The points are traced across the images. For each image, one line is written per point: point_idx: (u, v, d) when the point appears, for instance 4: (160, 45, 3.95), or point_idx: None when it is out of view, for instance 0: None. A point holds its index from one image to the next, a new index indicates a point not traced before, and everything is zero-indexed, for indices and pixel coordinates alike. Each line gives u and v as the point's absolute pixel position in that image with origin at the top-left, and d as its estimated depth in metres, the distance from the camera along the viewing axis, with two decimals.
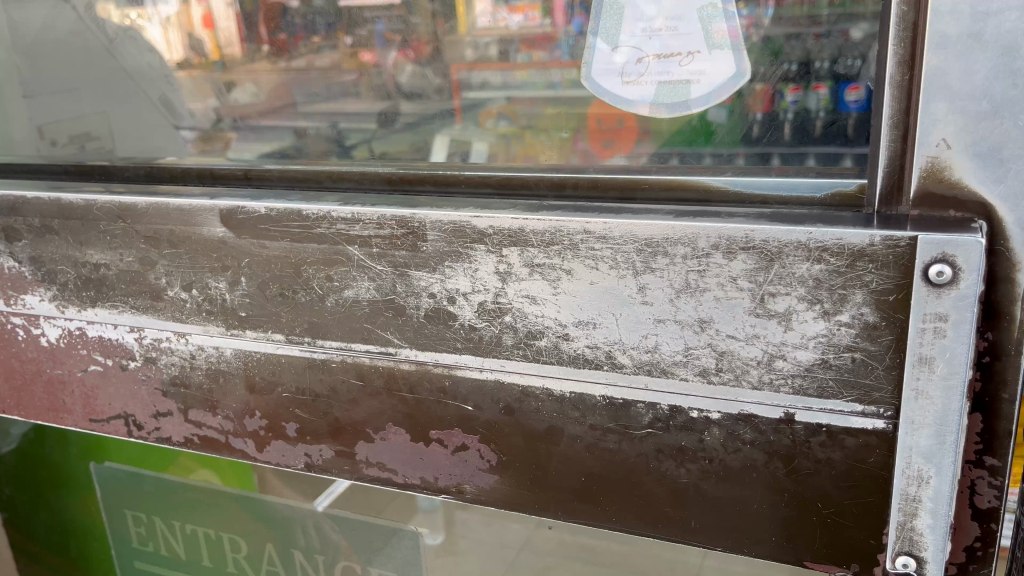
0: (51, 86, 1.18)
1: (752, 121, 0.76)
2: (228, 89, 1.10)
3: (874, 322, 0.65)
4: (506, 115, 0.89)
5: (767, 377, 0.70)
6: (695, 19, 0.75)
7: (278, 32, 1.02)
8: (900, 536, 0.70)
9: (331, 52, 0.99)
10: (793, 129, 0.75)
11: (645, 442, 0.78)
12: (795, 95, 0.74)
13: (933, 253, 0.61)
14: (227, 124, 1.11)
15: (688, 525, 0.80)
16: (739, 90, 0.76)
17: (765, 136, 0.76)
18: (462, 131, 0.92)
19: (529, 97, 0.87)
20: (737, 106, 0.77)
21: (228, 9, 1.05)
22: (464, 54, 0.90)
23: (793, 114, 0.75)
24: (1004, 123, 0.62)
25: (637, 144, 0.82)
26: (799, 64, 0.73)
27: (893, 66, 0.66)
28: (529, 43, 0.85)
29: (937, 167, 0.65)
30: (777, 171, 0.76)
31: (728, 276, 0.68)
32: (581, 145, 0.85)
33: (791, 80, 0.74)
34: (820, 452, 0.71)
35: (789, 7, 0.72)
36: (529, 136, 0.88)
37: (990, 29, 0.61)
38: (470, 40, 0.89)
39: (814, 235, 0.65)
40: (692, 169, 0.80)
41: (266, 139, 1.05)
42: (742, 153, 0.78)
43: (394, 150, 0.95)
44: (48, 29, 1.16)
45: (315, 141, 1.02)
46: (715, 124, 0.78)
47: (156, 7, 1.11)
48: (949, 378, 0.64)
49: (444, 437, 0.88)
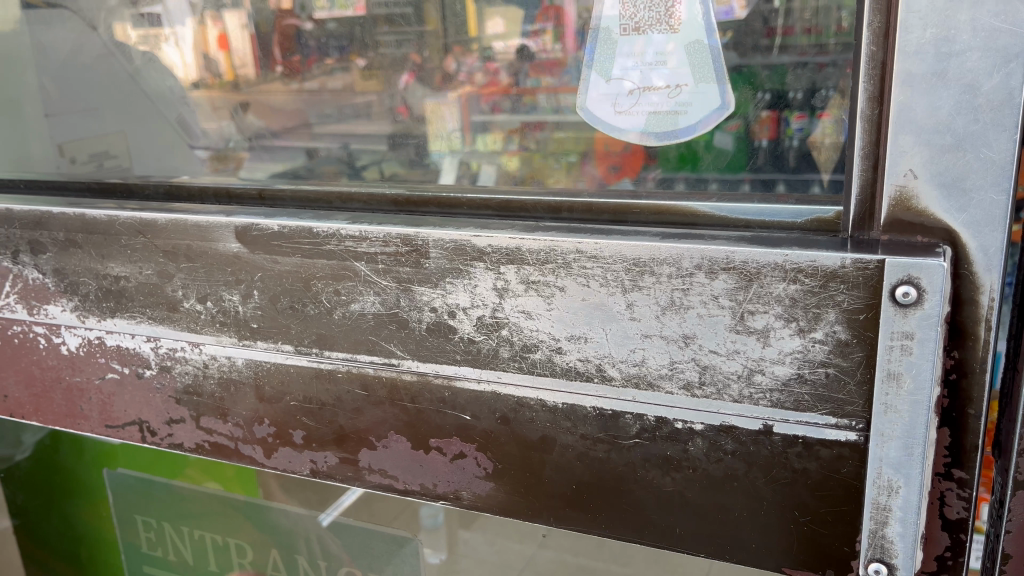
0: (76, 107, 1.25)
1: (758, 147, 0.81)
2: (243, 110, 1.16)
3: (846, 339, 0.69)
4: (514, 138, 0.94)
5: (746, 391, 0.75)
6: (683, 54, 0.82)
7: (292, 54, 1.10)
8: (872, 544, 0.74)
9: (343, 73, 1.06)
10: (797, 158, 0.79)
11: (632, 451, 0.82)
12: (801, 123, 0.78)
13: (900, 275, 0.66)
14: (239, 144, 1.16)
15: (673, 531, 0.84)
16: (745, 118, 0.81)
17: (766, 164, 0.81)
18: (470, 154, 0.98)
19: (538, 122, 0.92)
20: (742, 133, 0.81)
21: (244, 32, 1.12)
22: (473, 78, 0.96)
23: (798, 142, 0.79)
24: (966, 156, 0.66)
25: (638, 172, 0.87)
26: (804, 92, 0.77)
27: (865, 101, 0.70)
28: (540, 69, 0.91)
29: (905, 196, 0.69)
30: (782, 198, 0.80)
31: (710, 295, 0.73)
32: (589, 169, 0.90)
33: (796, 108, 0.78)
34: (796, 462, 0.75)
35: (797, 36, 0.76)
36: (539, 159, 0.93)
37: (953, 67, 0.65)
38: (480, 64, 0.95)
39: (789, 257, 0.69)
40: (702, 195, 0.83)
41: (279, 160, 1.11)
42: (747, 179, 0.82)
43: (408, 173, 1.01)
44: (76, 53, 1.24)
45: (327, 164, 1.07)
46: (724, 150, 0.82)
47: (172, 29, 1.18)
48: (915, 393, 0.68)
49: (443, 445, 0.92)
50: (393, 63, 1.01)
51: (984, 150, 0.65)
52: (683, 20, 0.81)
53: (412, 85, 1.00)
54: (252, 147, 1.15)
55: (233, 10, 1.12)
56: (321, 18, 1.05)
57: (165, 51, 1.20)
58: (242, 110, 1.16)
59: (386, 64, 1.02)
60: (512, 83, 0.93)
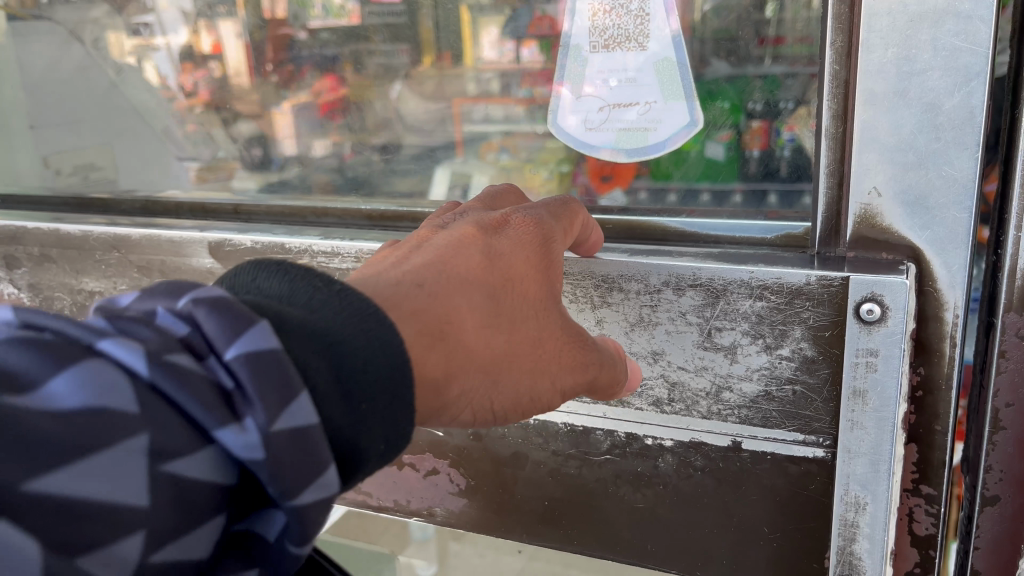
0: (55, 120, 1.25)
1: (749, 156, 0.81)
2: (234, 120, 1.14)
3: (812, 356, 0.69)
4: (507, 148, 0.96)
5: (715, 408, 0.75)
6: (653, 71, 0.82)
7: (286, 62, 1.07)
8: (840, 560, 0.74)
9: (336, 83, 1.05)
10: (789, 168, 0.79)
11: (603, 467, 0.83)
12: (792, 133, 0.77)
13: (864, 292, 0.65)
14: (229, 155, 1.16)
15: (644, 547, 0.84)
16: (738, 129, 0.81)
17: (758, 171, 0.81)
18: (463, 165, 1.01)
19: (528, 132, 0.93)
20: (734, 143, 0.81)
21: (238, 40, 1.08)
22: (465, 89, 0.98)
23: (790, 152, 0.78)
24: (928, 174, 0.67)
25: (631, 182, 0.87)
26: (795, 101, 0.76)
27: (828, 119, 0.71)
28: (531, 79, 0.91)
29: (870, 214, 0.70)
30: (772, 212, 0.81)
31: (678, 311, 0.73)
32: (581, 179, 0.90)
33: (787, 119, 0.77)
34: (765, 478, 0.76)
35: (789, 46, 0.76)
36: (530, 169, 0.94)
37: (914, 86, 0.65)
38: (473, 75, 0.96)
39: (755, 274, 0.69)
40: (691, 210, 0.85)
41: (270, 170, 1.13)
42: (739, 188, 0.83)
43: (396, 184, 1.04)
44: (53, 68, 1.23)
45: (318, 174, 1.10)
46: (715, 160, 0.83)
47: (164, 36, 1.13)
48: (880, 410, 0.68)
49: (416, 461, 0.94)
50: (386, 73, 1.02)
51: (945, 167, 0.66)
52: (652, 37, 0.82)
53: (404, 95, 1.02)
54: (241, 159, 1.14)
55: (228, 18, 1.08)
56: (315, 27, 1.03)
57: (153, 60, 1.16)
58: (232, 120, 1.14)
59: (380, 75, 1.02)
60: (504, 93, 0.94)
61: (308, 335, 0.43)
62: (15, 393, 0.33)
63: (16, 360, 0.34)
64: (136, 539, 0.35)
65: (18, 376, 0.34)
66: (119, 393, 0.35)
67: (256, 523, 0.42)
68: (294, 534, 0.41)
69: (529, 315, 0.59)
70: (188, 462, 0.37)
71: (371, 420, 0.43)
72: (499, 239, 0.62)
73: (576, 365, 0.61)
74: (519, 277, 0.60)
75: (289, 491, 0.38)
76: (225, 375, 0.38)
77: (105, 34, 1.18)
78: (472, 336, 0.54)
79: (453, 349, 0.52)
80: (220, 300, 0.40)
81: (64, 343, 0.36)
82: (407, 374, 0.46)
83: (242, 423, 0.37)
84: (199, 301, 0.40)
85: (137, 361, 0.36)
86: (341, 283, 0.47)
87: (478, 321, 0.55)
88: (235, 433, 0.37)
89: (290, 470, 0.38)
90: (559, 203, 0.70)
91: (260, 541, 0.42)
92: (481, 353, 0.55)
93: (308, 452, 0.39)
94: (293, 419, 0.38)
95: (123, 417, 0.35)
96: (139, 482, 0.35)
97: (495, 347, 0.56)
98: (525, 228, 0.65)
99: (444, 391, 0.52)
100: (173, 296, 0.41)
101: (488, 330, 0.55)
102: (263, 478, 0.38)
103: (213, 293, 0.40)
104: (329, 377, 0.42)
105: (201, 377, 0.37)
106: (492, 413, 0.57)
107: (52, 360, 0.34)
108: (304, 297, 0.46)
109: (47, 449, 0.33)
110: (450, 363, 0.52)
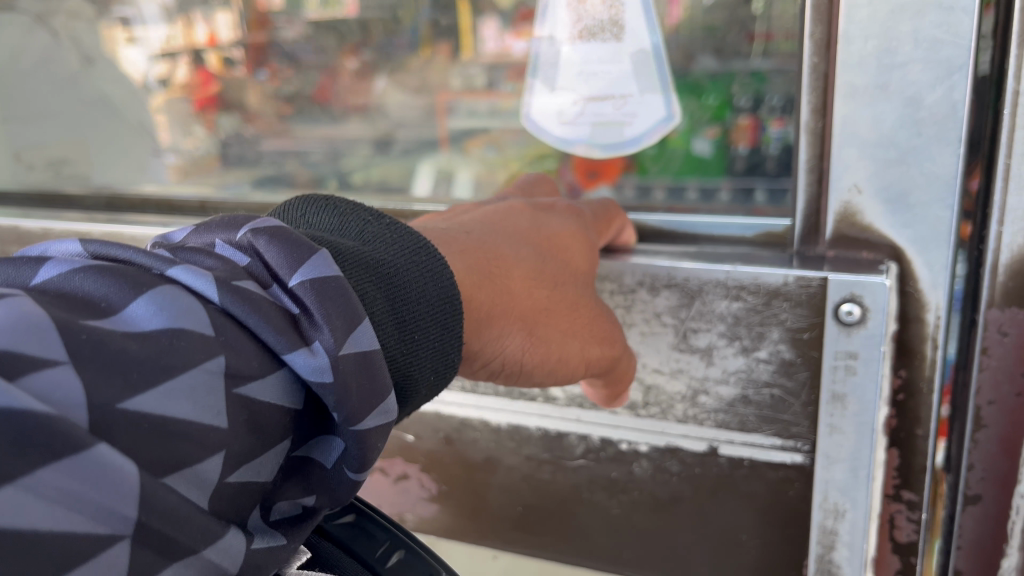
0: (24, 113, 1.20)
1: (737, 154, 0.80)
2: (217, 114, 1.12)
3: (790, 359, 0.67)
4: (493, 145, 0.94)
5: (691, 412, 0.73)
6: (628, 63, 0.80)
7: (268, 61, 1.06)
8: (819, 569, 0.72)
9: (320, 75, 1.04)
10: (776, 164, 0.77)
11: (578, 472, 0.81)
12: (779, 129, 0.76)
13: (843, 292, 0.62)
14: (210, 150, 1.13)
15: (620, 555, 0.82)
16: (724, 125, 0.79)
17: (745, 169, 0.79)
18: (447, 161, 1.00)
19: (514, 128, 0.90)
20: (721, 139, 0.80)
21: (234, 30, 1.05)
22: (451, 83, 0.96)
23: (777, 149, 0.77)
24: (910, 170, 0.64)
25: (618, 178, 0.85)
26: (783, 98, 0.74)
27: (808, 113, 0.68)
28: (516, 74, 0.88)
29: (851, 211, 0.67)
30: (760, 210, 0.77)
31: (653, 312, 0.71)
32: (568, 176, 0.87)
33: (773, 115, 0.75)
34: (743, 485, 0.74)
35: (777, 42, 0.73)
36: (515, 165, 0.92)
37: (895, 80, 0.63)
38: (459, 70, 0.94)
39: (731, 274, 0.67)
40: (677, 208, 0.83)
41: (250, 169, 1.11)
42: (726, 186, 0.81)
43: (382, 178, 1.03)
44: (18, 58, 1.17)
45: (301, 171, 1.08)
46: (702, 157, 0.81)
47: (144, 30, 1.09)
48: (860, 415, 0.65)
49: (387, 466, 0.91)
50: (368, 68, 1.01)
51: (927, 163, 0.64)
52: (627, 28, 0.79)
53: (388, 90, 1.02)
54: (222, 153, 1.12)
55: (223, 9, 1.03)
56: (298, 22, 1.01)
57: (131, 53, 1.10)
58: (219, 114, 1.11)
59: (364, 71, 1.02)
60: (489, 87, 0.91)
61: (366, 263, 0.47)
62: (94, 315, 0.35)
63: (93, 288, 0.36)
64: (217, 459, 0.36)
65: (97, 301, 0.36)
66: (197, 316, 0.37)
67: (313, 451, 0.43)
68: (352, 461, 0.42)
69: (570, 280, 0.64)
70: (262, 384, 0.39)
71: (422, 348, 0.48)
72: (548, 219, 0.68)
73: (605, 338, 0.64)
74: (560, 247, 0.65)
75: (354, 414, 0.41)
76: (291, 300, 0.41)
77: (76, 23, 1.11)
78: (516, 282, 0.59)
79: (499, 289, 0.57)
80: (277, 231, 0.42)
81: (139, 271, 0.38)
82: (456, 310, 0.51)
83: (312, 346, 0.40)
84: (258, 231, 0.43)
85: (207, 287, 0.38)
86: (390, 217, 0.52)
87: (524, 273, 0.60)
88: (305, 356, 0.40)
89: (357, 395, 0.41)
90: (599, 203, 0.75)
91: (317, 468, 0.43)
92: (524, 300, 0.59)
93: (372, 377, 0.42)
94: (358, 344, 0.41)
95: (202, 339, 0.37)
96: (218, 404, 0.37)
97: (537, 299, 0.60)
98: (571, 214, 0.70)
99: (483, 329, 0.56)
100: (231, 226, 0.44)
101: (533, 281, 0.60)
102: (330, 403, 0.41)
103: (269, 224, 0.43)
104: (385, 306, 0.46)
105: (268, 303, 0.40)
106: (521, 363, 0.59)
107: (129, 286, 0.36)
108: (355, 232, 0.51)
109: (137, 370, 0.34)
110: (495, 302, 0.57)
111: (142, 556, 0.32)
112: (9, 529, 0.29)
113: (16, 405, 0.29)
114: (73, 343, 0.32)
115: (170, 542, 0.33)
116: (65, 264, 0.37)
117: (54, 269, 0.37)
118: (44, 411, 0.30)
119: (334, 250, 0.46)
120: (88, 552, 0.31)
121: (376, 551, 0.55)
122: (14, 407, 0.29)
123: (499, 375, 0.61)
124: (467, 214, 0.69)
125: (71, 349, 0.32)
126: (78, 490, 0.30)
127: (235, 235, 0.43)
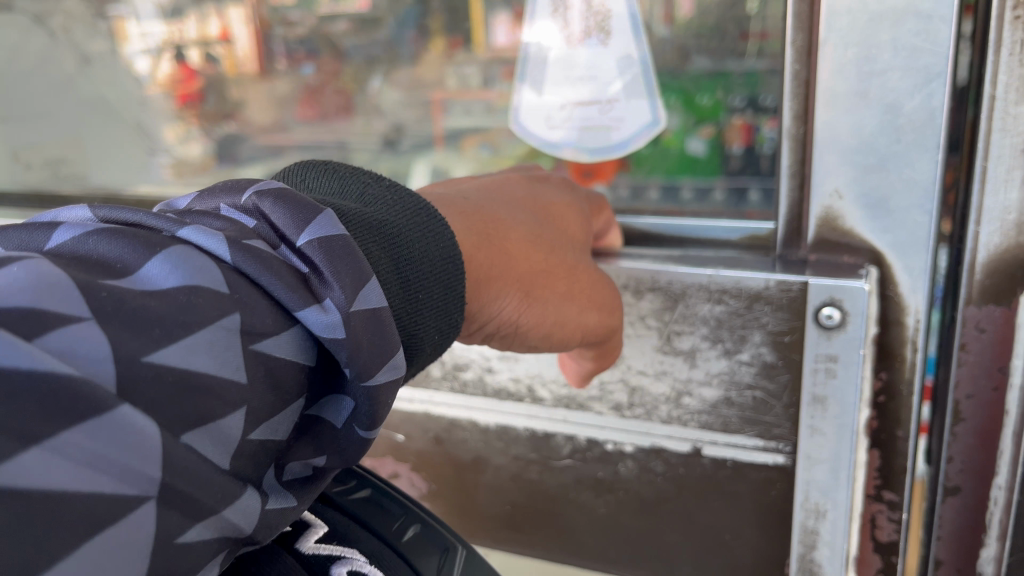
0: (24, 112, 1.21)
1: (731, 153, 0.78)
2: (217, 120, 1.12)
3: (772, 361, 0.68)
4: (487, 143, 0.93)
5: (675, 413, 0.74)
6: (614, 66, 0.81)
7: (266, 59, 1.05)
8: (800, 568, 0.73)
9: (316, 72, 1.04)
10: (769, 164, 0.76)
11: (565, 472, 0.82)
12: (772, 129, 0.74)
13: (822, 296, 0.63)
14: (208, 150, 1.14)
15: (606, 554, 0.83)
16: (718, 124, 0.78)
17: (739, 168, 0.78)
18: (441, 158, 0.99)
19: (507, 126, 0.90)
20: (715, 139, 0.79)
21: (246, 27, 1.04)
22: (444, 83, 0.95)
23: (770, 149, 0.75)
24: (889, 175, 0.65)
25: (614, 175, 0.86)
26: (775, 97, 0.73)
27: (790, 119, 0.69)
28: (511, 73, 0.87)
29: (831, 216, 0.68)
30: (751, 212, 0.77)
31: (638, 314, 0.72)
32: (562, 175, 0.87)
33: (767, 114, 0.74)
34: (727, 485, 0.75)
35: (771, 42, 0.73)
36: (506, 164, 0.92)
37: (876, 86, 0.64)
38: (453, 70, 0.94)
39: (713, 278, 0.67)
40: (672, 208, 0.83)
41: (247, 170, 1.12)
42: (720, 184, 0.80)
43: None
44: (15, 58, 1.18)
45: None
46: (695, 156, 0.81)
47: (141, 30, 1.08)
48: (841, 417, 0.66)
49: (377, 466, 0.92)
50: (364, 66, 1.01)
51: (906, 169, 0.64)
52: (612, 33, 0.80)
53: (382, 91, 1.01)
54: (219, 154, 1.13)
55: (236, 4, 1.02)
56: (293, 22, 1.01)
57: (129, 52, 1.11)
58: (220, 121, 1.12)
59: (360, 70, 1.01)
60: (484, 85, 0.91)
61: (368, 222, 0.47)
62: (112, 277, 0.35)
63: (108, 250, 0.36)
64: (239, 415, 0.37)
65: (113, 264, 0.36)
66: (211, 275, 0.37)
67: (324, 410, 0.43)
68: (362, 418, 0.42)
69: (569, 245, 0.64)
70: (277, 340, 0.39)
71: (424, 303, 0.49)
72: (543, 189, 0.69)
73: (603, 306, 0.65)
74: (557, 215, 0.66)
75: (364, 369, 0.41)
76: (300, 260, 0.41)
77: (71, 22, 1.11)
78: (515, 244, 0.60)
79: (497, 250, 0.58)
80: (280, 194, 0.42)
81: (150, 234, 0.38)
82: (457, 268, 0.52)
83: (323, 303, 0.40)
84: (262, 194, 0.42)
85: (218, 246, 0.39)
86: (390, 181, 0.53)
87: (523, 236, 0.61)
88: (317, 313, 0.40)
89: (366, 348, 0.41)
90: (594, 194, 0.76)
91: (328, 428, 0.43)
92: (524, 262, 0.60)
93: (380, 333, 0.42)
94: (367, 301, 0.41)
95: (216, 296, 0.37)
96: (237, 358, 0.37)
97: (536, 261, 0.60)
98: (567, 188, 0.71)
99: (484, 290, 0.57)
100: (235, 189, 0.44)
101: (532, 243, 0.61)
102: (342, 358, 0.41)
103: (273, 186, 0.43)
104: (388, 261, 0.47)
105: (277, 260, 0.40)
106: (520, 323, 0.60)
107: (142, 246, 0.37)
108: (353, 195, 0.51)
109: (159, 326, 0.34)
110: (493, 264, 0.57)
111: (169, 518, 0.33)
112: (35, 488, 0.29)
113: (38, 367, 0.30)
114: (95, 301, 0.33)
115: (194, 502, 0.34)
116: (78, 227, 0.38)
117: (66, 234, 0.37)
118: (67, 373, 0.30)
119: (338, 210, 0.47)
120: (118, 512, 0.31)
121: (395, 526, 0.58)
122: (36, 368, 0.30)
123: (499, 336, 0.61)
124: (464, 184, 0.69)
125: (93, 306, 0.33)
126: (101, 450, 0.30)
127: (241, 198, 0.43)
